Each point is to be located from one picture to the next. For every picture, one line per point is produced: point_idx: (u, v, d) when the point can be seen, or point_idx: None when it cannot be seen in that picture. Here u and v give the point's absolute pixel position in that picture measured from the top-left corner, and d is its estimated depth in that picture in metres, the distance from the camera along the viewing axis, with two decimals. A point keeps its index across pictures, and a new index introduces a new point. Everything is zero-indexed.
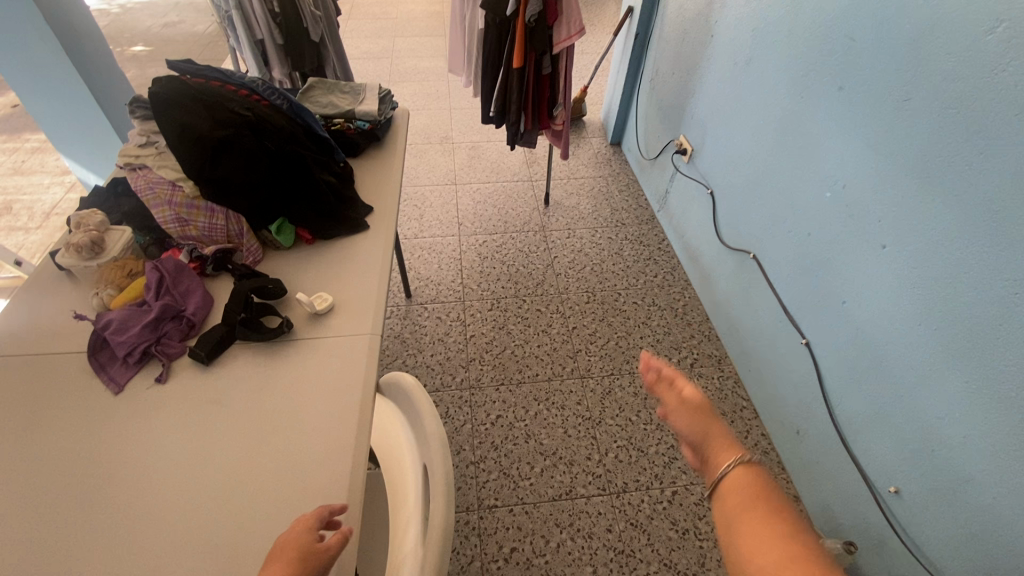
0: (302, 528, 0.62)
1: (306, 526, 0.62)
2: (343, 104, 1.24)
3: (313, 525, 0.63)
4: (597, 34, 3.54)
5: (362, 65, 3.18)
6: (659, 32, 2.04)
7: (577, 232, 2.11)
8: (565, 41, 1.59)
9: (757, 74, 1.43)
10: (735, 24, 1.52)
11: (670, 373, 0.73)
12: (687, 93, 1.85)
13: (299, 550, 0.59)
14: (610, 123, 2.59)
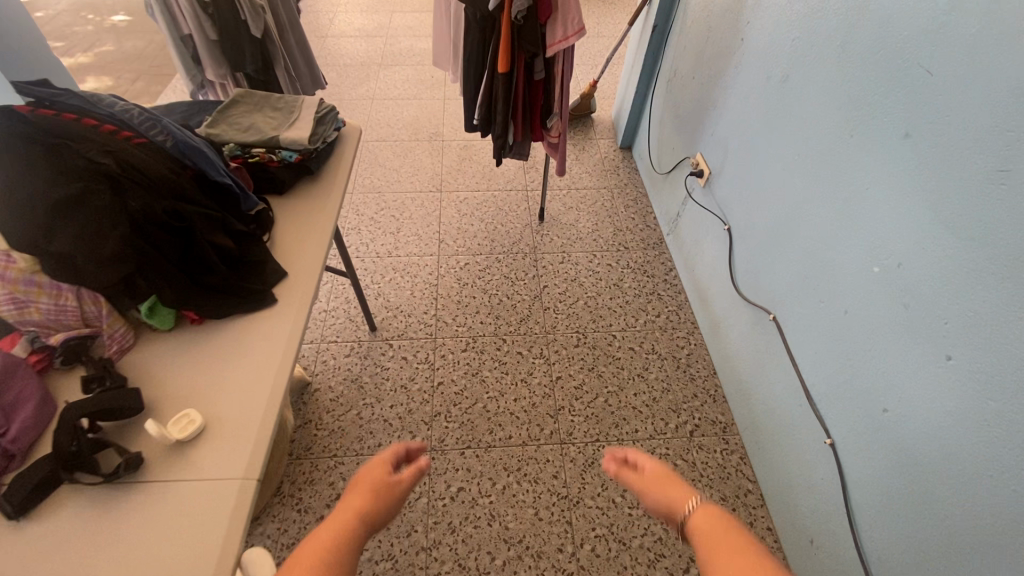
0: (382, 462, 0.71)
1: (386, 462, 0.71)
2: (266, 128, 0.99)
3: (389, 460, 0.71)
4: (616, 15, 3.19)
5: (353, 44, 2.89)
6: (682, 25, 1.74)
7: (572, 256, 1.86)
8: (560, 44, 1.29)
9: (796, 96, 1.15)
10: (773, 29, 1.23)
11: (639, 460, 0.67)
12: (709, 104, 1.56)
13: (374, 481, 0.67)
14: (620, 125, 2.29)
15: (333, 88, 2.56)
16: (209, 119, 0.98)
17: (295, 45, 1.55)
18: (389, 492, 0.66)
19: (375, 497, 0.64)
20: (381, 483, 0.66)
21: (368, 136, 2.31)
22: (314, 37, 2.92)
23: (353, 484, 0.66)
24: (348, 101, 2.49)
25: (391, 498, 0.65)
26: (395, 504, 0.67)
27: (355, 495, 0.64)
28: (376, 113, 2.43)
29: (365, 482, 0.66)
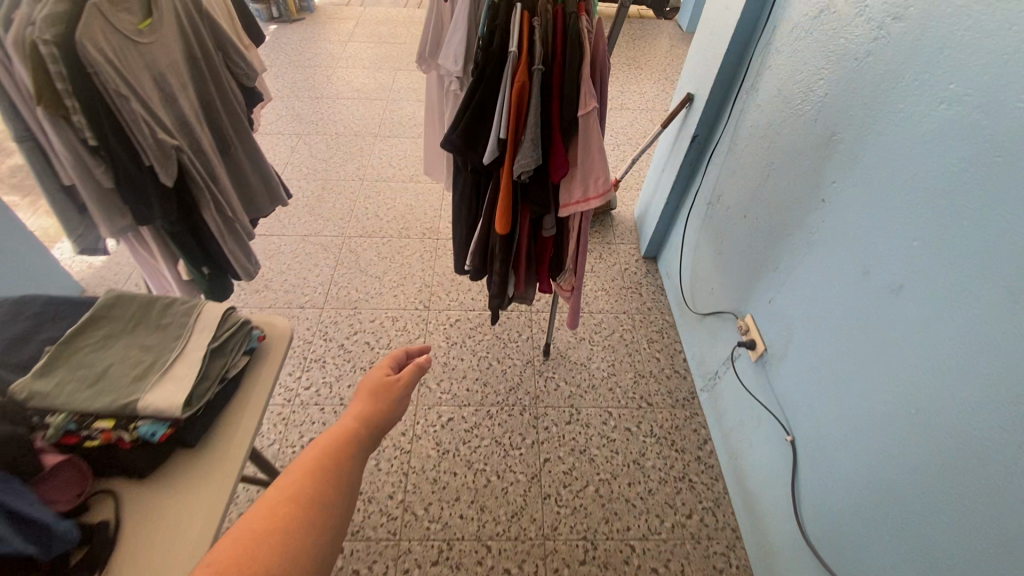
0: (380, 369, 0.71)
1: (382, 366, 0.72)
2: (125, 381, 0.65)
3: (390, 365, 0.72)
4: (642, 84, 2.89)
5: (350, 107, 2.59)
6: (729, 145, 1.40)
7: (583, 412, 1.49)
8: (578, 205, 0.96)
9: (931, 329, 0.78)
10: (875, 212, 0.89)
11: None
12: (768, 260, 1.21)
13: (374, 386, 0.67)
14: (645, 231, 1.94)
15: (320, 165, 2.25)
16: (42, 364, 0.64)
17: (244, 162, 1.24)
18: (390, 395, 0.67)
19: (380, 397, 0.66)
20: (378, 380, 0.69)
21: (351, 229, 1.98)
22: (307, 98, 2.63)
23: (355, 394, 0.66)
24: (335, 182, 2.18)
25: (395, 393, 0.68)
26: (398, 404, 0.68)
27: (361, 402, 0.65)
28: (365, 199, 2.11)
29: (366, 390, 0.67)
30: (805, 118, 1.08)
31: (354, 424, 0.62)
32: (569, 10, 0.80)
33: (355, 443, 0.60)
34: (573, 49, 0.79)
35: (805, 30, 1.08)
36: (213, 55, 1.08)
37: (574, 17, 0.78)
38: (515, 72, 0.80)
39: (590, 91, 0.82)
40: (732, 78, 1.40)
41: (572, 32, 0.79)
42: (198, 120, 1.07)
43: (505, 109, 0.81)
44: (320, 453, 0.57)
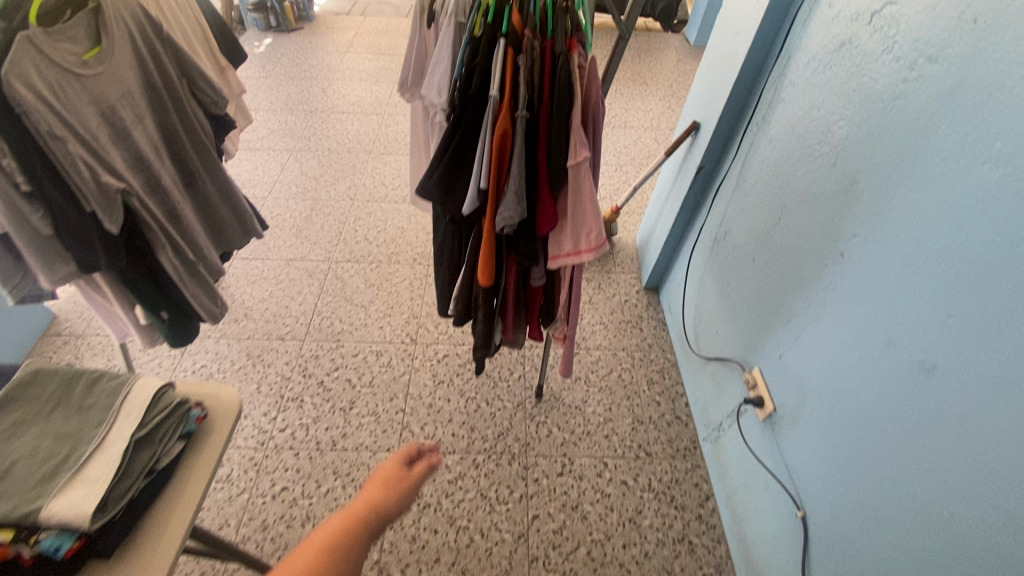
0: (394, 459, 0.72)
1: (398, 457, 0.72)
2: (28, 478, 0.56)
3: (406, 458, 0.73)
4: (647, 100, 2.80)
5: (344, 121, 2.51)
6: (737, 180, 1.30)
7: (576, 463, 1.39)
8: (568, 258, 0.86)
9: (969, 422, 0.68)
10: (901, 277, 0.79)
11: None
12: (778, 311, 1.11)
13: (390, 476, 0.68)
14: (647, 261, 1.84)
15: (310, 183, 2.17)
16: None
17: (213, 194, 1.15)
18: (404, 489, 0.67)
19: (392, 490, 0.66)
20: (393, 473, 0.69)
21: (338, 253, 1.89)
22: (301, 112, 2.54)
23: (371, 482, 0.67)
24: (325, 202, 2.09)
25: (406, 489, 0.67)
26: (404, 501, 0.68)
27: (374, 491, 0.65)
28: (355, 220, 2.02)
29: (381, 478, 0.68)
30: (822, 161, 0.98)
31: (365, 513, 0.61)
32: (558, 48, 0.71)
33: (361, 536, 0.59)
34: (562, 92, 0.69)
35: (823, 64, 0.99)
36: (176, 82, 0.99)
37: (563, 56, 0.69)
38: (496, 118, 0.71)
39: (582, 138, 0.73)
40: (742, 108, 1.30)
41: (561, 72, 0.69)
42: (157, 152, 0.98)
43: (484, 158, 0.72)
44: (329, 532, 0.56)
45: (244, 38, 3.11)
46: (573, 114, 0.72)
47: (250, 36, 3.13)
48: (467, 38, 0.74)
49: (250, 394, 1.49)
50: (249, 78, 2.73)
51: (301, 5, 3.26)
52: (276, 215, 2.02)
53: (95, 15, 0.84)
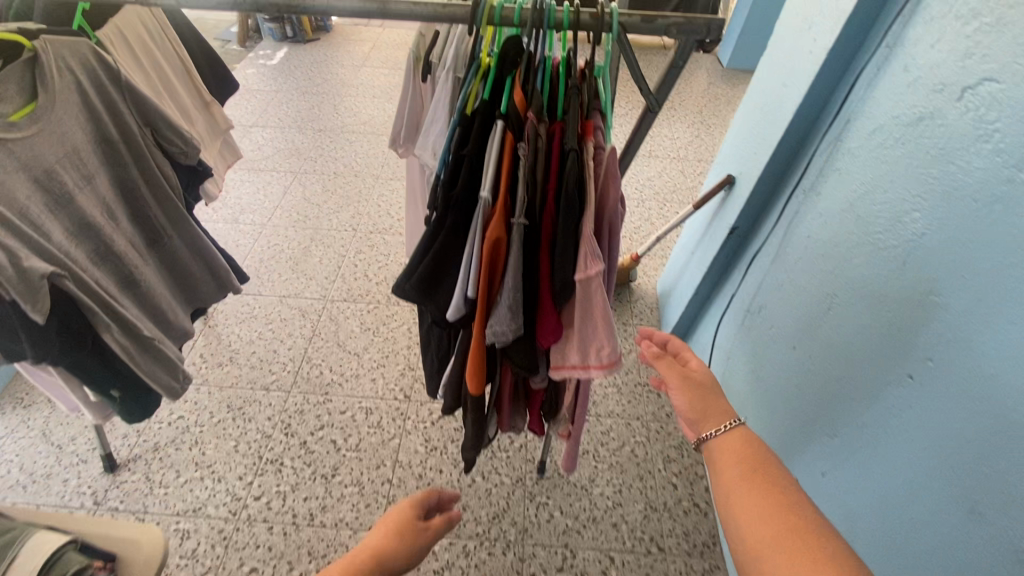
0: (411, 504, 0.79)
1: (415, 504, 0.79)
2: None
3: (420, 505, 0.79)
4: (675, 127, 2.62)
5: (354, 142, 2.39)
6: (776, 250, 1.14)
7: (579, 557, 1.23)
8: (573, 371, 0.70)
9: None
10: (996, 431, 0.63)
11: None
12: (825, 420, 0.94)
13: (403, 523, 0.75)
14: (668, 316, 1.68)
15: (312, 209, 2.05)
16: None
17: (182, 251, 1.02)
18: (412, 537, 0.74)
19: (400, 539, 0.72)
20: (405, 522, 0.75)
21: (335, 291, 1.76)
22: (310, 130, 2.44)
23: (383, 524, 0.75)
24: (326, 232, 1.96)
25: (414, 540, 0.73)
26: (415, 549, 0.74)
27: (381, 537, 0.72)
28: (356, 254, 1.89)
29: (393, 524, 0.75)
30: (889, 255, 0.81)
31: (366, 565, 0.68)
32: (569, 136, 0.56)
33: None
34: (570, 198, 0.55)
35: (894, 138, 0.82)
36: (136, 133, 0.87)
37: (574, 151, 0.54)
38: (486, 225, 0.57)
39: (595, 250, 0.58)
40: (786, 168, 1.13)
41: (570, 170, 0.55)
42: (111, 214, 0.86)
43: (472, 268, 0.58)
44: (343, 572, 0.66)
45: (260, 49, 3.02)
46: (585, 220, 0.57)
47: (266, 47, 3.05)
48: (458, 114, 0.61)
49: (226, 453, 1.37)
50: (260, 92, 2.63)
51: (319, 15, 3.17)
52: (273, 244, 1.90)
53: (31, 67, 0.73)
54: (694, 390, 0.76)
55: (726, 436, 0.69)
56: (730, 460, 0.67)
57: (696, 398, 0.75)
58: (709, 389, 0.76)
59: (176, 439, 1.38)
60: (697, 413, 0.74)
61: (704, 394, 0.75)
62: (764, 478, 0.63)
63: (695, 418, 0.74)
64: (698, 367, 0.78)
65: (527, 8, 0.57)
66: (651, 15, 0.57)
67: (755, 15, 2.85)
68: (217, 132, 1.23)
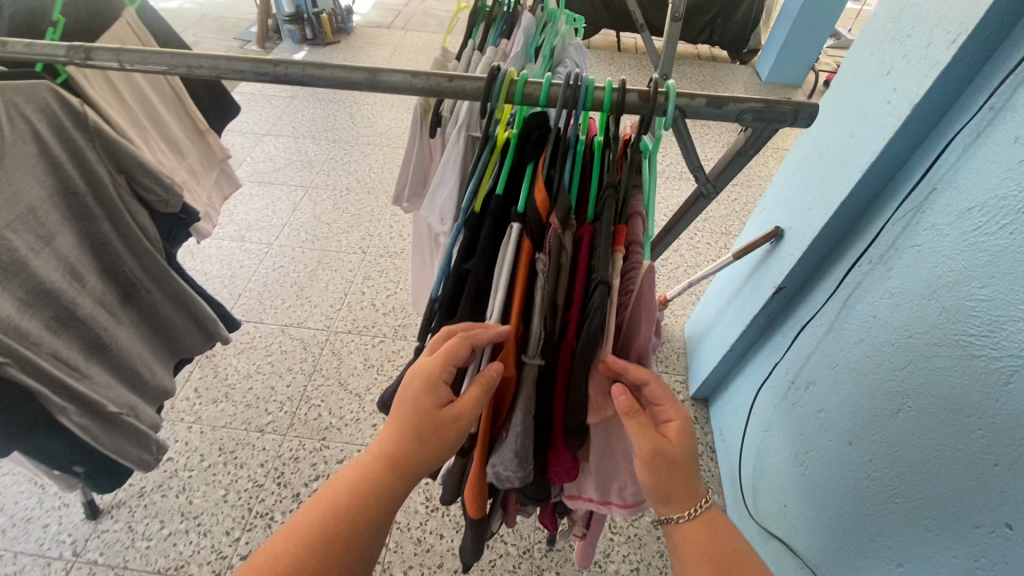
0: (432, 379, 0.53)
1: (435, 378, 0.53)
2: None
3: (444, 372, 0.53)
4: (711, 145, 2.44)
5: (369, 154, 2.28)
6: (830, 322, 1.00)
7: None
8: (589, 503, 0.58)
9: None
10: None
11: None
12: (892, 542, 0.80)
13: (417, 417, 0.53)
14: (696, 366, 1.54)
15: (321, 228, 1.94)
16: None
17: (163, 304, 0.93)
18: (429, 434, 0.53)
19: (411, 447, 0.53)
20: (422, 416, 0.53)
21: (339, 322, 1.65)
22: (324, 141, 2.34)
23: (398, 414, 0.54)
24: (334, 254, 1.86)
25: (435, 447, 0.53)
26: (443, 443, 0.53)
27: (393, 437, 0.53)
28: (364, 280, 1.78)
29: (407, 415, 0.53)
30: (986, 366, 0.67)
31: (373, 472, 0.53)
32: (599, 255, 0.43)
33: (382, 494, 0.53)
34: (589, 342, 0.43)
35: (997, 224, 0.67)
36: (108, 184, 0.77)
37: (604, 280, 0.42)
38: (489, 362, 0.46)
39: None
40: (848, 229, 0.98)
41: (596, 303, 0.42)
42: (74, 272, 0.76)
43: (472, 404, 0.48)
44: (343, 496, 0.52)
45: (278, 51, 2.94)
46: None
47: (284, 49, 2.96)
48: (467, 207, 0.49)
49: (214, 503, 1.28)
50: (275, 98, 2.54)
51: (340, 17, 3.07)
52: (278, 266, 1.80)
53: None
54: (666, 470, 0.50)
55: (690, 528, 0.51)
56: (696, 558, 0.50)
57: (670, 475, 0.50)
58: (684, 464, 0.51)
59: (162, 484, 1.30)
60: (659, 493, 0.51)
61: (674, 474, 0.51)
62: None
63: (653, 496, 0.51)
64: (678, 429, 0.52)
65: (558, 83, 0.45)
66: (721, 98, 0.43)
67: (800, 26, 2.66)
68: (212, 161, 1.15)
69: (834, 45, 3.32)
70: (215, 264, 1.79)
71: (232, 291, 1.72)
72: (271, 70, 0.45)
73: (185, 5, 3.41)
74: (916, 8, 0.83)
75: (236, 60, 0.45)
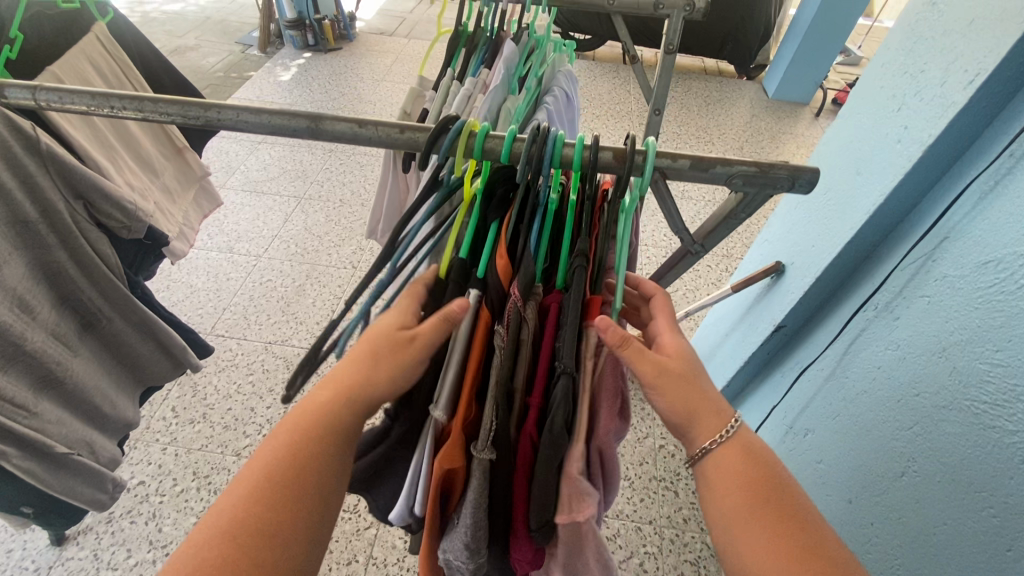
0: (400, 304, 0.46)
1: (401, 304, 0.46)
2: None
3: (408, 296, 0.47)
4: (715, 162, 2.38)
5: (364, 165, 2.24)
6: (832, 367, 0.93)
7: None
8: None
9: None
10: None
11: None
12: None
13: (375, 344, 0.45)
14: None
15: (312, 241, 1.90)
16: None
17: (127, 333, 0.88)
18: (386, 361, 0.44)
19: (367, 379, 0.44)
20: (382, 342, 0.45)
21: None
22: (320, 150, 2.29)
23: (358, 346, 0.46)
24: (323, 268, 1.81)
25: (394, 376, 0.44)
26: (403, 374, 0.44)
27: (348, 371, 0.45)
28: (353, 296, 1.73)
29: (366, 344, 0.45)
30: (1002, 440, 0.61)
31: (324, 412, 0.44)
32: (564, 337, 0.42)
33: (334, 437, 0.44)
34: (555, 434, 0.41)
35: (1015, 282, 0.61)
36: (64, 212, 0.72)
37: (568, 372, 0.41)
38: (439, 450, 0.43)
39: (583, 491, 0.43)
40: (853, 270, 0.93)
41: (558, 393, 0.42)
42: (24, 306, 0.71)
43: (419, 492, 0.44)
44: (289, 439, 0.44)
45: (279, 56, 2.90)
46: (569, 453, 0.43)
47: (285, 54, 2.92)
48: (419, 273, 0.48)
49: (184, 531, 1.23)
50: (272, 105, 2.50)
51: (342, 23, 3.04)
52: (265, 280, 1.76)
53: None
54: (682, 389, 0.47)
55: (723, 454, 0.46)
56: (733, 482, 0.45)
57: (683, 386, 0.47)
58: (693, 376, 0.48)
59: (131, 509, 1.25)
60: (686, 415, 0.46)
61: (686, 385, 0.47)
62: (767, 491, 0.45)
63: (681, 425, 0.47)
64: (674, 342, 0.49)
65: (522, 138, 0.40)
66: (708, 160, 0.39)
67: (809, 43, 2.60)
68: (190, 178, 1.11)
69: (844, 62, 3.26)
70: (201, 276, 1.74)
71: (217, 305, 1.67)
72: (202, 114, 0.41)
73: (190, 7, 3.40)
74: (931, 43, 0.78)
75: (163, 102, 0.42)
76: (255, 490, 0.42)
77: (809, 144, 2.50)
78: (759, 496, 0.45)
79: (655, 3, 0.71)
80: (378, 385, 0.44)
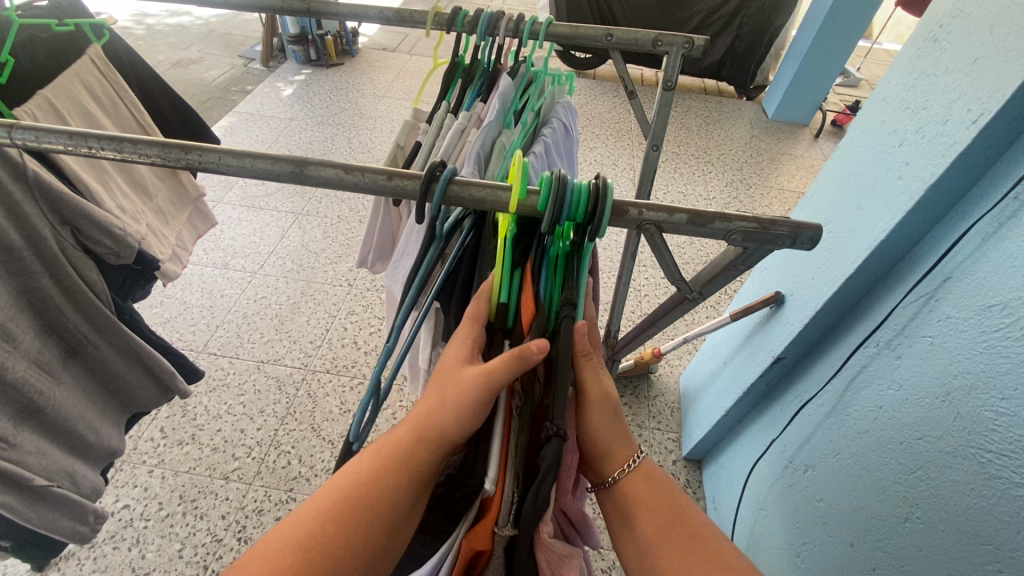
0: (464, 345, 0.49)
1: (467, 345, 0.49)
2: None
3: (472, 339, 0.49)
4: (714, 181, 2.37)
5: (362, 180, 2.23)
6: (831, 404, 0.92)
7: None
8: None
9: None
10: None
11: None
12: None
13: (446, 375, 0.47)
14: (689, 425, 1.46)
15: (308, 257, 1.88)
16: None
17: (113, 359, 0.86)
18: (456, 395, 0.45)
19: (438, 413, 0.45)
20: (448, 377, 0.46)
21: (318, 359, 1.59)
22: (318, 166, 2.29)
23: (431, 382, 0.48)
24: (319, 286, 1.79)
25: (464, 412, 0.44)
26: (470, 410, 0.44)
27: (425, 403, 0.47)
28: (347, 314, 1.71)
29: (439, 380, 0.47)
30: (1008, 491, 0.59)
31: (400, 444, 0.45)
32: (554, 398, 0.44)
33: (409, 471, 0.44)
34: (539, 502, 0.42)
35: (1020, 327, 0.59)
36: (50, 238, 0.70)
37: (557, 434, 0.42)
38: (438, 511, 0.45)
39: (563, 554, 0.45)
40: (853, 305, 0.91)
41: (547, 458, 0.42)
42: (4, 334, 0.69)
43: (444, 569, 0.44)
44: (372, 465, 0.45)
45: (281, 71, 2.91)
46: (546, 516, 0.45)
47: (287, 69, 2.93)
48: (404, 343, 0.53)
49: (169, 558, 1.19)
50: (273, 119, 2.50)
51: (344, 39, 3.07)
52: (259, 297, 1.74)
53: None
54: (607, 424, 0.49)
55: (631, 483, 0.49)
56: (642, 508, 0.48)
57: (600, 425, 0.49)
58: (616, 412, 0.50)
59: (115, 534, 1.22)
60: (602, 446, 0.49)
61: (614, 425, 0.50)
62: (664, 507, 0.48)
63: (594, 455, 0.50)
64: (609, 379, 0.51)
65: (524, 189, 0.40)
66: (705, 216, 0.38)
67: (808, 64, 2.61)
68: (183, 199, 1.10)
69: (843, 82, 3.28)
70: (195, 292, 1.73)
71: (210, 322, 1.65)
72: (183, 156, 0.40)
73: (195, 22, 3.42)
74: (931, 80, 0.77)
75: (143, 143, 0.41)
76: (333, 515, 0.42)
77: (808, 165, 2.50)
78: (659, 514, 0.48)
79: (654, 39, 0.70)
80: (450, 424, 0.45)
